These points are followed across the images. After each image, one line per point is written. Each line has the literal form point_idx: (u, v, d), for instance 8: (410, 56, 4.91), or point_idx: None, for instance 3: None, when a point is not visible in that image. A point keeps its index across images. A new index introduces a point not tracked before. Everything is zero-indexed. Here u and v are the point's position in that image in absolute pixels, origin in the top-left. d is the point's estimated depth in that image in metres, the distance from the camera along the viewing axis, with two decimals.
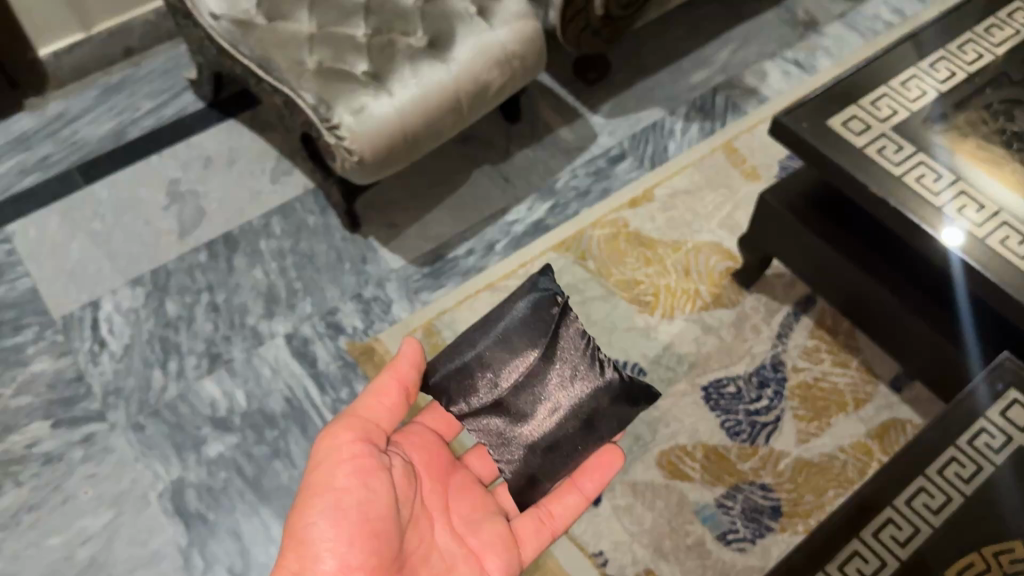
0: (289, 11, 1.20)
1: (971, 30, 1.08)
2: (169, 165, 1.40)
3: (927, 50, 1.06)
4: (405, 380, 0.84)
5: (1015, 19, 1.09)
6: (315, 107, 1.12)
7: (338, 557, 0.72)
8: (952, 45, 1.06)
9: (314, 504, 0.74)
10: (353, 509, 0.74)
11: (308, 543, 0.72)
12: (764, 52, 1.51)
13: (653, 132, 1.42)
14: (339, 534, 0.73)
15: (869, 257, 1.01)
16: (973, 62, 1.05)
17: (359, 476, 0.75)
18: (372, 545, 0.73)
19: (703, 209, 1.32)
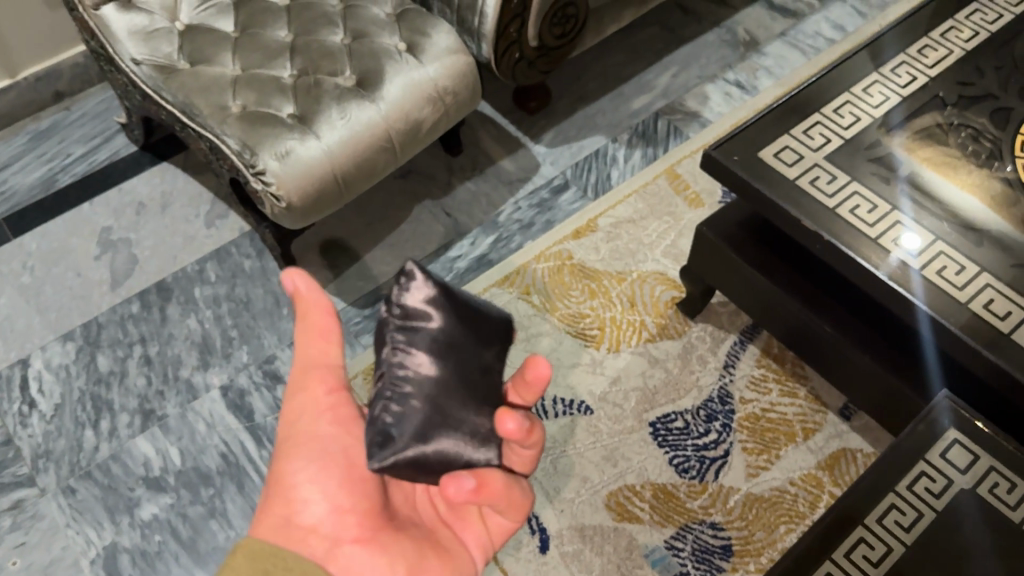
0: (212, 54, 1.17)
1: (903, 52, 1.07)
2: (100, 212, 1.36)
3: (859, 74, 1.05)
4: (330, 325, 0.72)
5: (947, 39, 1.08)
6: (240, 153, 1.09)
7: (327, 499, 0.73)
8: (885, 68, 1.05)
9: (300, 458, 0.75)
10: (338, 459, 0.75)
11: (296, 491, 0.74)
12: (705, 74, 1.50)
13: (595, 161, 1.40)
14: (325, 482, 0.74)
15: (808, 289, 1.03)
16: (906, 85, 1.04)
17: (338, 426, 0.76)
18: (361, 489, 0.74)
19: (647, 238, 1.30)
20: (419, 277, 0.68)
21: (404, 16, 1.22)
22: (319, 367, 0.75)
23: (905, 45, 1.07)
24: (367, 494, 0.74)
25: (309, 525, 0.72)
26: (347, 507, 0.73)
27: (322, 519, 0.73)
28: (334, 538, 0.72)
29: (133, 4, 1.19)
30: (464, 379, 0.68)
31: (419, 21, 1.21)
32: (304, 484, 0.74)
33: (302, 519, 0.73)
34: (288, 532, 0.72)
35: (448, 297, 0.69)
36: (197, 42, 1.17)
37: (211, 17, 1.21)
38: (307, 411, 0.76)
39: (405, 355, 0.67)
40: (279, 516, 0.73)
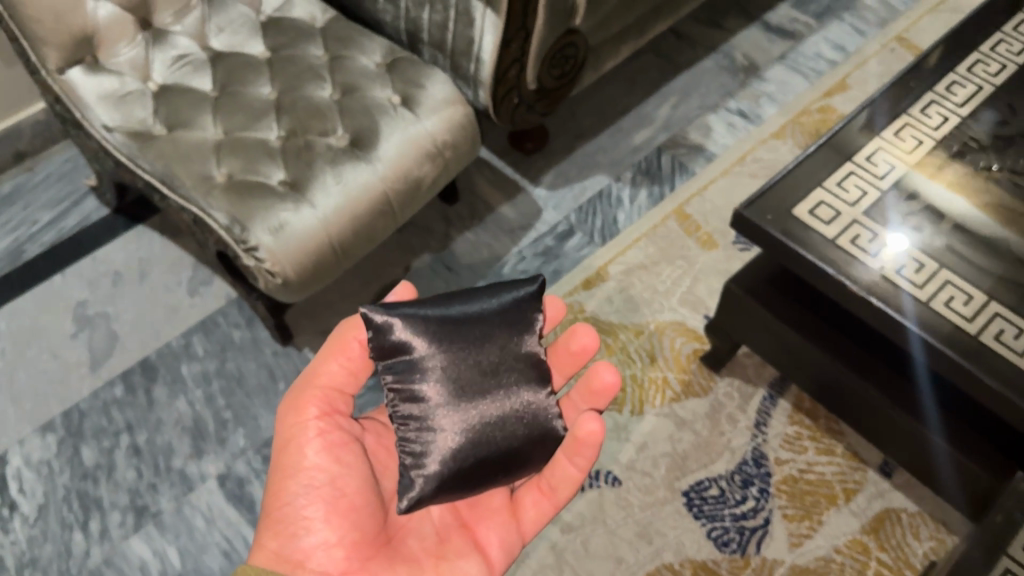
0: (189, 117, 1.07)
1: (931, 89, 1.01)
2: (74, 285, 1.26)
3: (889, 116, 0.98)
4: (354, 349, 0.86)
5: (974, 73, 1.03)
6: (228, 228, 1.00)
7: (318, 532, 0.78)
8: (914, 109, 0.99)
9: (288, 486, 0.80)
10: (325, 490, 0.79)
11: (285, 522, 0.78)
12: (706, 104, 1.44)
13: (600, 203, 1.34)
14: (315, 511, 0.78)
15: (840, 341, 0.97)
16: (938, 127, 0.98)
17: (326, 454, 0.81)
18: (350, 521, 0.79)
19: (662, 286, 1.23)
20: (382, 316, 0.80)
21: (395, 66, 1.14)
22: (319, 384, 0.84)
23: (932, 82, 1.01)
24: (357, 525, 0.79)
25: (299, 558, 0.77)
26: (335, 541, 0.78)
27: (315, 547, 0.78)
28: (324, 570, 0.77)
29: (101, 65, 1.10)
30: (458, 388, 0.78)
31: (412, 71, 1.13)
32: (293, 513, 0.79)
33: (291, 549, 0.78)
34: (278, 562, 0.77)
35: (417, 325, 0.80)
36: (173, 104, 1.08)
37: (187, 75, 1.11)
38: (297, 433, 0.81)
39: (396, 383, 0.80)
40: (270, 547, 0.78)
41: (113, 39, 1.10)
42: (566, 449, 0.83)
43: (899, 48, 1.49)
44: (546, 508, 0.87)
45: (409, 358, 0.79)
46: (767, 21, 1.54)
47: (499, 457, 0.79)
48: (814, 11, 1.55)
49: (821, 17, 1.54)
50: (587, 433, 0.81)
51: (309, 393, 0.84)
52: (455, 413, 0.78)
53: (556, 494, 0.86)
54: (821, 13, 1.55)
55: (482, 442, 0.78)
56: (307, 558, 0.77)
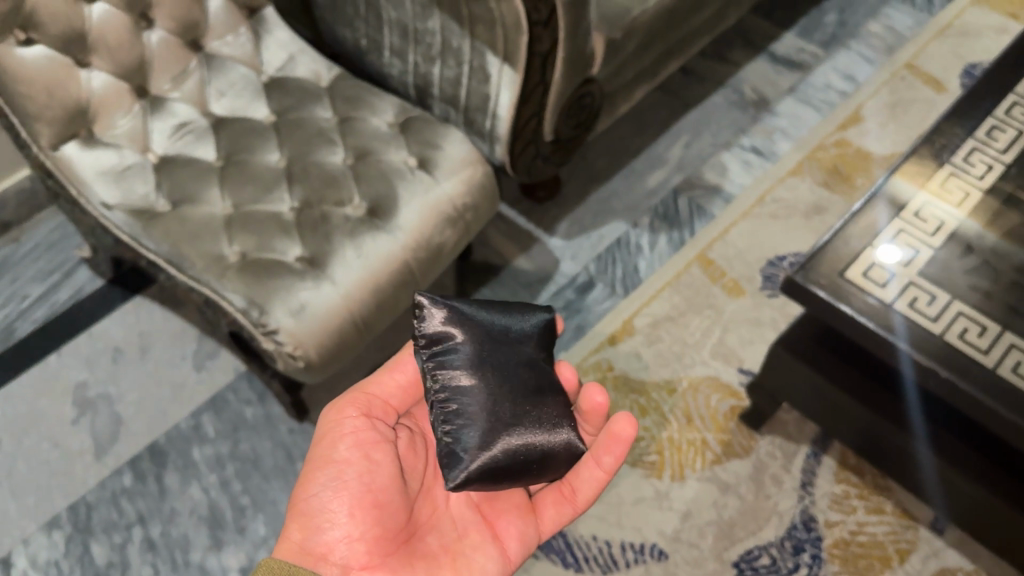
0: (195, 191, 1.01)
1: (972, 135, 0.97)
2: (71, 365, 1.19)
3: (933, 166, 0.95)
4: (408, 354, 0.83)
5: (1013, 116, 0.99)
6: (245, 311, 0.94)
7: (340, 526, 0.73)
8: (958, 157, 0.96)
9: (317, 480, 0.75)
10: (354, 485, 0.74)
11: (309, 515, 0.74)
12: (718, 142, 1.40)
13: (618, 251, 1.29)
14: (339, 504, 0.74)
15: (884, 402, 0.91)
16: (982, 177, 0.95)
17: (360, 452, 0.76)
18: (373, 516, 0.74)
19: (691, 338, 1.19)
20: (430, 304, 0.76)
21: (409, 127, 1.09)
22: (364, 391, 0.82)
23: (972, 127, 0.98)
24: (380, 521, 0.75)
25: (321, 550, 0.73)
26: (357, 535, 0.73)
27: (336, 541, 0.73)
28: (345, 564, 0.73)
29: (96, 138, 1.03)
30: (503, 378, 0.74)
31: (428, 131, 1.08)
32: (319, 505, 0.74)
33: (312, 540, 0.73)
34: (297, 554, 0.73)
35: (464, 316, 0.76)
36: (176, 178, 1.02)
37: (189, 145, 1.05)
38: (333, 429, 0.77)
39: (440, 370, 0.74)
40: (292, 540, 0.74)
41: (110, 110, 1.04)
42: (595, 448, 0.81)
43: (909, 76, 1.46)
44: (566, 510, 0.84)
45: (457, 346, 0.75)
46: (773, 52, 1.50)
47: (544, 456, 0.74)
48: (820, 40, 1.51)
49: (827, 46, 1.50)
50: (618, 428, 0.80)
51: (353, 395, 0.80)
52: (501, 400, 0.73)
53: (579, 496, 0.83)
54: (827, 41, 1.51)
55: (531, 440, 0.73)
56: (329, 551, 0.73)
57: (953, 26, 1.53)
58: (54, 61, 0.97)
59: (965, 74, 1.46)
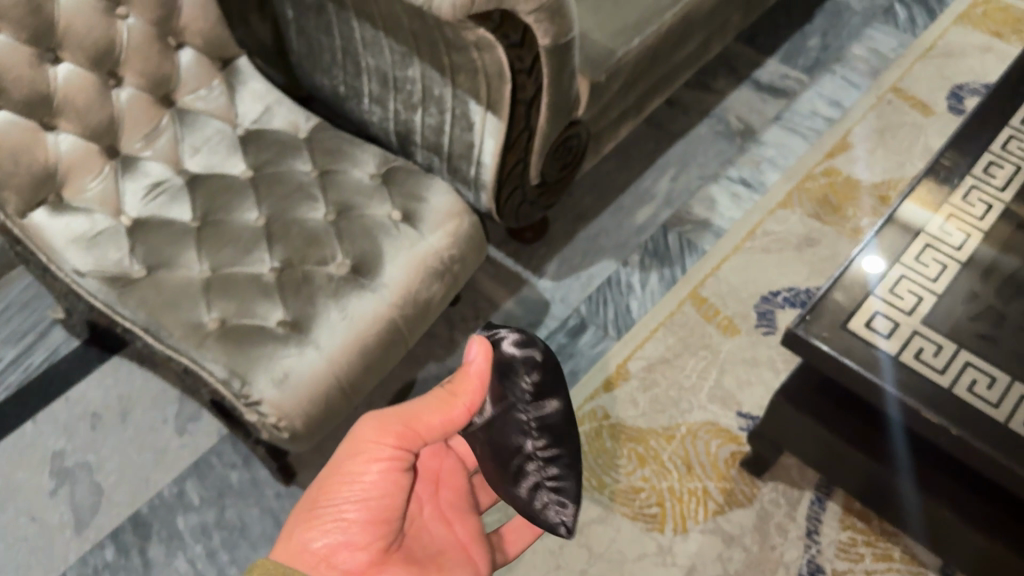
0: (171, 255, 0.98)
1: (970, 173, 0.96)
2: (48, 432, 1.14)
3: (932, 208, 0.92)
4: (473, 399, 0.71)
5: (1011, 151, 0.97)
6: (226, 381, 0.90)
7: (348, 535, 0.69)
8: (956, 197, 0.93)
9: (337, 487, 0.70)
10: (375, 503, 0.70)
11: (321, 514, 0.69)
12: (706, 174, 1.38)
13: (609, 290, 1.26)
14: (353, 515, 0.69)
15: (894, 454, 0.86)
16: (983, 216, 0.93)
17: (389, 475, 0.70)
18: (381, 533, 0.71)
19: (687, 381, 1.16)
20: (544, 353, 0.73)
21: (391, 178, 1.06)
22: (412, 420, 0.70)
23: (969, 164, 0.96)
24: (386, 536, 0.71)
25: (323, 553, 0.68)
26: (363, 546, 0.69)
27: (341, 549, 0.69)
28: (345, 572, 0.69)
29: (66, 203, 0.99)
30: None
31: (411, 183, 1.05)
32: (332, 508, 0.69)
33: (316, 539, 0.69)
34: (297, 555, 0.68)
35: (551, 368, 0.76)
36: (152, 241, 0.98)
37: (164, 206, 1.02)
38: (367, 443, 0.70)
39: (558, 427, 0.75)
40: (293, 536, 0.69)
41: (80, 173, 0.99)
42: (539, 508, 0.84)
43: (895, 99, 1.44)
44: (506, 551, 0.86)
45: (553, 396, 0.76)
46: (757, 79, 1.48)
47: None
48: (803, 65, 1.49)
49: (811, 72, 1.48)
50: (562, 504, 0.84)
51: (393, 423, 0.70)
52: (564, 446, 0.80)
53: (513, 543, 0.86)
54: (811, 66, 1.49)
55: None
56: (331, 554, 0.69)
57: (936, 47, 1.51)
58: (19, 126, 0.92)
59: (952, 96, 1.44)
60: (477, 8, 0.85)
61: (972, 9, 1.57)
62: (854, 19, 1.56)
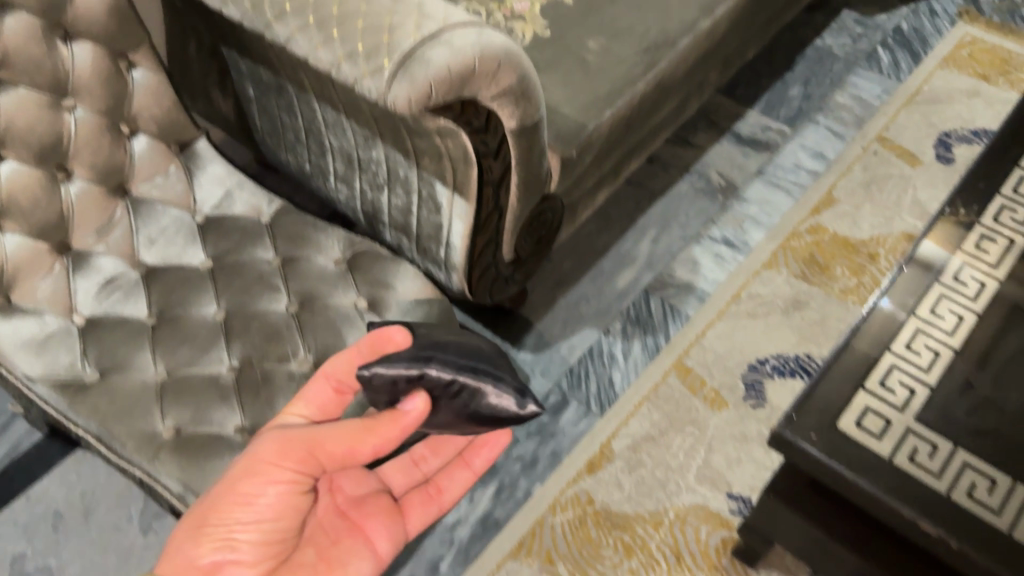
0: (126, 357, 0.93)
1: (961, 249, 0.91)
2: (7, 535, 1.09)
3: (922, 289, 0.88)
4: (387, 437, 0.69)
5: (1003, 223, 0.94)
6: (181, 497, 0.84)
7: (236, 552, 0.68)
8: (947, 276, 0.89)
9: (230, 507, 0.68)
10: (267, 525, 0.69)
11: (209, 531, 0.68)
12: (688, 234, 1.34)
13: (591, 362, 1.20)
14: (243, 534, 0.68)
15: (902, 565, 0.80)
16: (976, 296, 0.88)
17: (286, 497, 0.69)
18: (270, 551, 0.70)
19: (674, 460, 1.11)
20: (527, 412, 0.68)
21: (357, 264, 1.01)
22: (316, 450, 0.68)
23: (960, 240, 0.92)
24: (274, 554, 0.70)
25: (209, 568, 0.67)
26: (252, 564, 0.68)
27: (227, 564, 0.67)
28: None
29: (15, 305, 0.93)
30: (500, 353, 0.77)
31: (377, 270, 1.00)
32: (222, 527, 0.68)
33: (203, 555, 0.67)
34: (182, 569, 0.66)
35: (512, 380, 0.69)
36: (105, 342, 0.93)
37: (118, 303, 0.97)
38: (261, 464, 0.68)
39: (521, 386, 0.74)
40: (179, 550, 0.67)
41: (29, 274, 0.94)
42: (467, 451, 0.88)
43: (881, 150, 1.40)
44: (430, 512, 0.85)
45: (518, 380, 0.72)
46: (738, 132, 1.44)
47: None
48: (785, 115, 1.46)
49: (793, 122, 1.45)
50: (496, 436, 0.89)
51: (295, 448, 0.68)
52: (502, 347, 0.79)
53: (444, 496, 0.86)
54: (793, 117, 1.46)
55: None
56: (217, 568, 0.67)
57: (922, 92, 1.47)
58: None
59: (940, 144, 1.40)
60: (435, 103, 0.80)
61: (958, 51, 1.54)
62: (837, 65, 1.53)
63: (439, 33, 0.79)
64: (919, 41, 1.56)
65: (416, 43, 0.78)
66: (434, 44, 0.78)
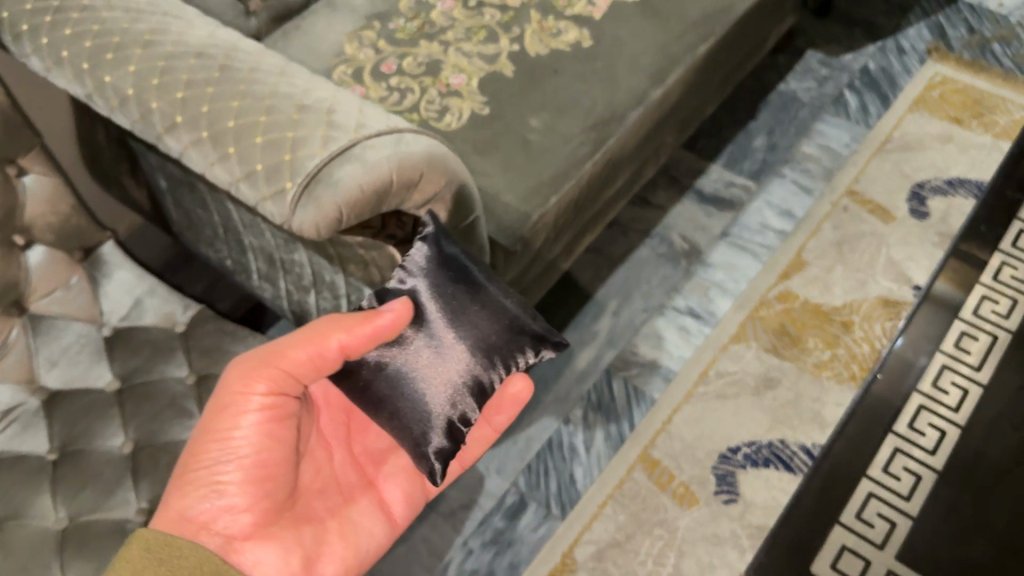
0: (22, 503, 0.82)
1: (919, 392, 1.06)
2: None
3: (886, 430, 1.01)
4: (352, 343, 0.69)
5: (963, 349, 1.08)
6: None
7: (226, 499, 0.69)
8: (904, 424, 1.03)
9: (210, 449, 0.69)
10: (255, 463, 0.71)
11: (194, 480, 0.69)
12: (651, 305, 1.25)
13: (550, 457, 1.10)
14: (231, 476, 0.70)
15: None
16: (934, 441, 1.01)
17: (267, 431, 0.72)
18: (264, 491, 0.72)
19: (642, 569, 1.00)
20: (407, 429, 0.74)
21: None
22: (280, 369, 0.70)
23: (920, 379, 1.06)
24: (270, 495, 0.72)
25: (203, 519, 0.68)
26: (244, 506, 0.70)
27: (218, 512, 0.69)
28: (229, 535, 0.70)
29: None
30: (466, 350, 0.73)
31: None
32: (207, 472, 0.69)
33: (195, 505, 0.68)
34: (177, 523, 0.68)
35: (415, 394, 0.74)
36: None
37: (15, 437, 0.86)
38: (238, 403, 0.71)
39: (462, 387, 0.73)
40: (169, 506, 0.68)
41: None
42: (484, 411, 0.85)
43: (852, 205, 1.32)
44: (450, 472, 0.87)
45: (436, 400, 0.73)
46: (700, 189, 1.37)
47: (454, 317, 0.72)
48: (749, 169, 1.39)
49: (758, 176, 1.38)
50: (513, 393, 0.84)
51: (264, 370, 0.70)
52: (490, 343, 0.74)
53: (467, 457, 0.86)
54: (757, 171, 1.38)
55: (520, 314, 0.76)
56: (213, 519, 0.69)
57: (892, 140, 1.40)
58: None
59: (913, 197, 1.32)
60: (348, 223, 0.71)
61: (928, 93, 1.46)
62: (802, 112, 1.46)
63: (350, 148, 0.70)
64: (888, 82, 1.49)
65: (322, 161, 0.69)
66: (343, 161, 0.69)
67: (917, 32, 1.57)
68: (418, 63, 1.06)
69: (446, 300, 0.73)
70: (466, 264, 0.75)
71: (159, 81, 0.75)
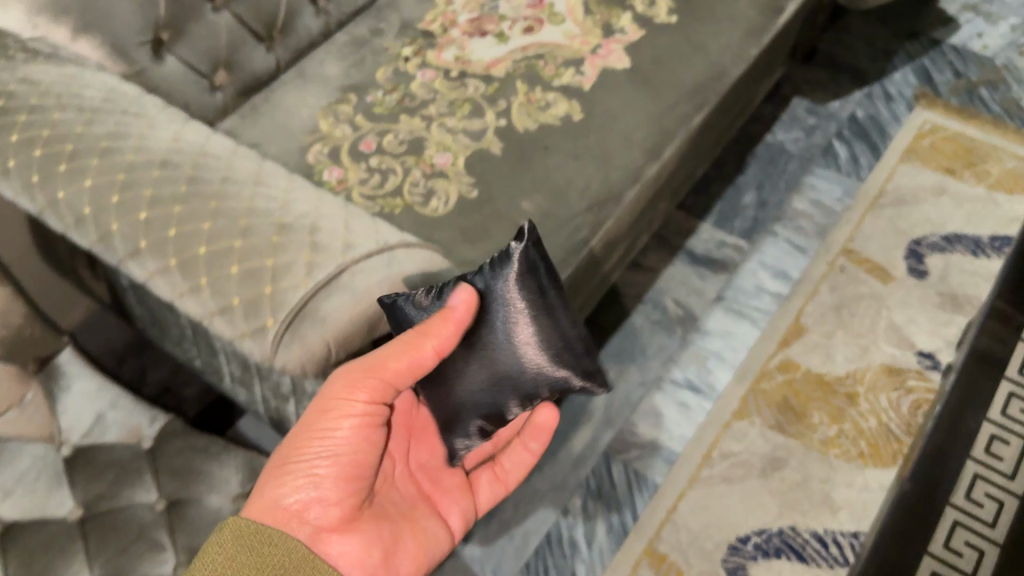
0: None
1: (953, 506, 1.01)
2: None
3: (915, 554, 0.98)
4: (448, 344, 0.63)
5: (989, 458, 1.04)
6: None
7: (318, 490, 0.67)
8: (938, 543, 0.99)
9: (308, 443, 0.67)
10: (345, 460, 0.68)
11: (292, 469, 0.67)
12: (648, 378, 1.19)
13: (550, 554, 1.04)
14: (324, 470, 0.67)
15: None
16: (972, 565, 0.97)
17: (360, 431, 0.68)
18: (352, 488, 0.69)
19: None
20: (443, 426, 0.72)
21: None
22: (379, 374, 0.63)
23: (950, 493, 1.02)
24: (357, 492, 0.70)
25: (296, 509, 0.66)
26: (333, 500, 0.68)
27: (308, 501, 0.67)
28: (318, 526, 0.67)
29: None
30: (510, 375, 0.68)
31: None
32: (303, 463, 0.67)
33: (287, 495, 0.66)
34: (270, 511, 0.66)
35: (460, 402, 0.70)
36: None
37: None
38: (337, 404, 0.65)
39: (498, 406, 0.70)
40: (264, 492, 0.66)
41: None
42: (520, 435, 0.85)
43: (848, 265, 1.28)
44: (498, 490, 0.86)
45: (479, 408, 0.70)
46: (691, 250, 1.32)
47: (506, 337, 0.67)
48: (741, 227, 1.34)
49: (750, 236, 1.33)
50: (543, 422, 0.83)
51: (366, 380, 0.63)
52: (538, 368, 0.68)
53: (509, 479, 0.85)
54: (749, 230, 1.33)
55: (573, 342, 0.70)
56: (303, 508, 0.67)
57: (885, 194, 1.36)
58: None
59: (911, 255, 1.28)
60: (338, 356, 0.64)
61: (919, 142, 1.43)
62: (791, 164, 1.41)
63: (338, 275, 0.63)
64: (877, 131, 1.45)
65: (307, 293, 0.62)
66: (331, 292, 0.62)
67: (903, 76, 1.54)
68: (399, 141, 0.99)
69: (521, 315, 0.66)
70: (541, 283, 0.66)
71: (120, 199, 0.68)
